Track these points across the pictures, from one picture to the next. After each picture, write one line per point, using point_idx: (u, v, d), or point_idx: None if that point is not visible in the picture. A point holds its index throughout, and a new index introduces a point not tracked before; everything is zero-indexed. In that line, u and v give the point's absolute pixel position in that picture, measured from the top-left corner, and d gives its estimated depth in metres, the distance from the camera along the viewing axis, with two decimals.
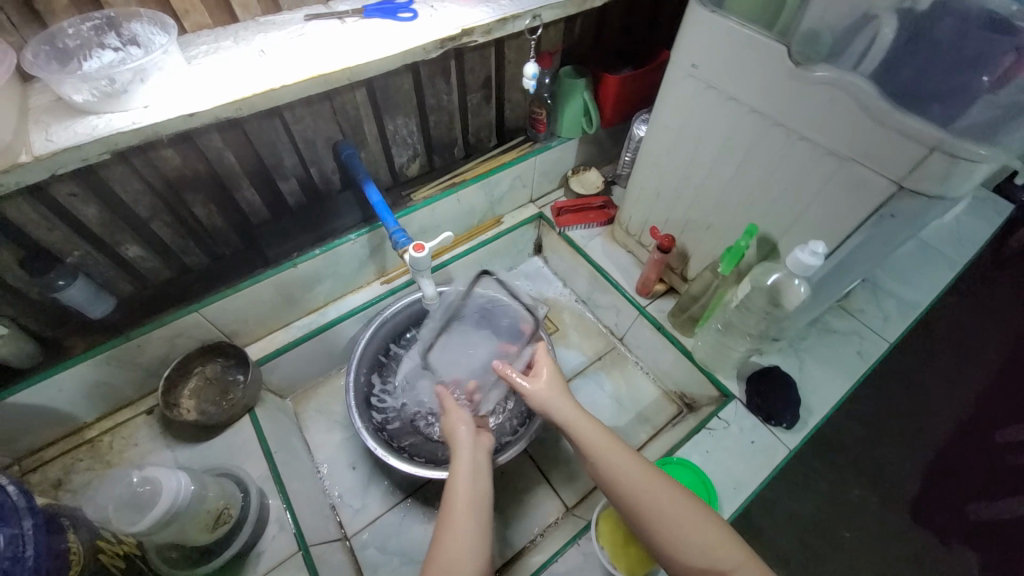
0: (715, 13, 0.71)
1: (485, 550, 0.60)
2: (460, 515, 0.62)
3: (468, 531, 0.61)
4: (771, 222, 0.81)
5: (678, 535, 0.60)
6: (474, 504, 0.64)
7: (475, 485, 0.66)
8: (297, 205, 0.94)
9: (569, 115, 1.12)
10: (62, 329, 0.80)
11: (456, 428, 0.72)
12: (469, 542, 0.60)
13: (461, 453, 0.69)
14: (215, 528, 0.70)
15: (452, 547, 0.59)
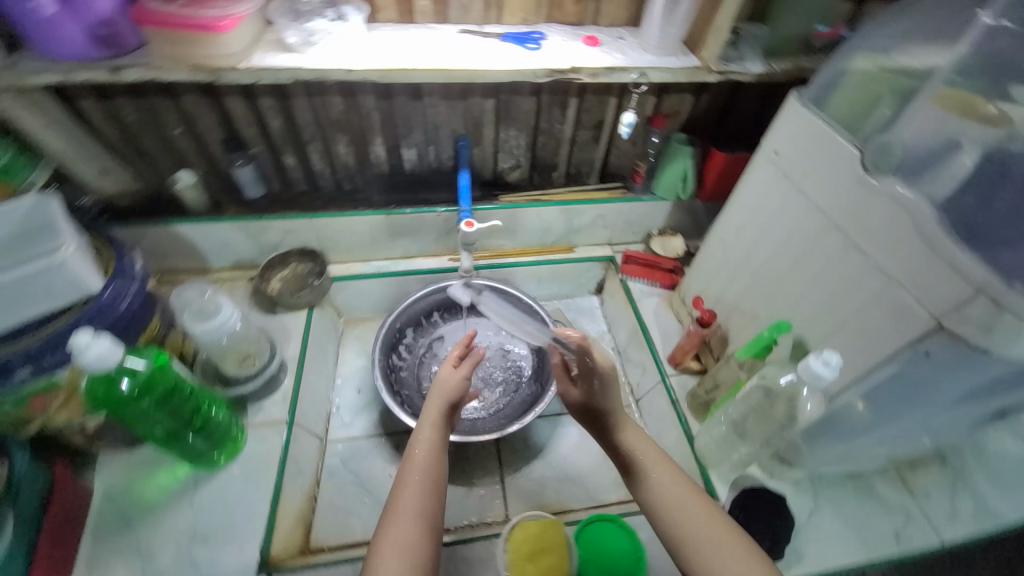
0: (806, 107, 0.72)
1: (433, 526, 0.61)
2: (416, 481, 0.64)
3: (420, 502, 0.62)
4: (808, 326, 0.76)
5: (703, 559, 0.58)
6: (433, 471, 0.66)
7: (437, 462, 0.67)
8: (410, 171, 1.15)
9: (667, 177, 1.18)
10: (227, 197, 1.11)
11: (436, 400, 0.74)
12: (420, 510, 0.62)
13: (427, 429, 0.71)
14: (239, 365, 0.89)
15: (403, 514, 0.61)
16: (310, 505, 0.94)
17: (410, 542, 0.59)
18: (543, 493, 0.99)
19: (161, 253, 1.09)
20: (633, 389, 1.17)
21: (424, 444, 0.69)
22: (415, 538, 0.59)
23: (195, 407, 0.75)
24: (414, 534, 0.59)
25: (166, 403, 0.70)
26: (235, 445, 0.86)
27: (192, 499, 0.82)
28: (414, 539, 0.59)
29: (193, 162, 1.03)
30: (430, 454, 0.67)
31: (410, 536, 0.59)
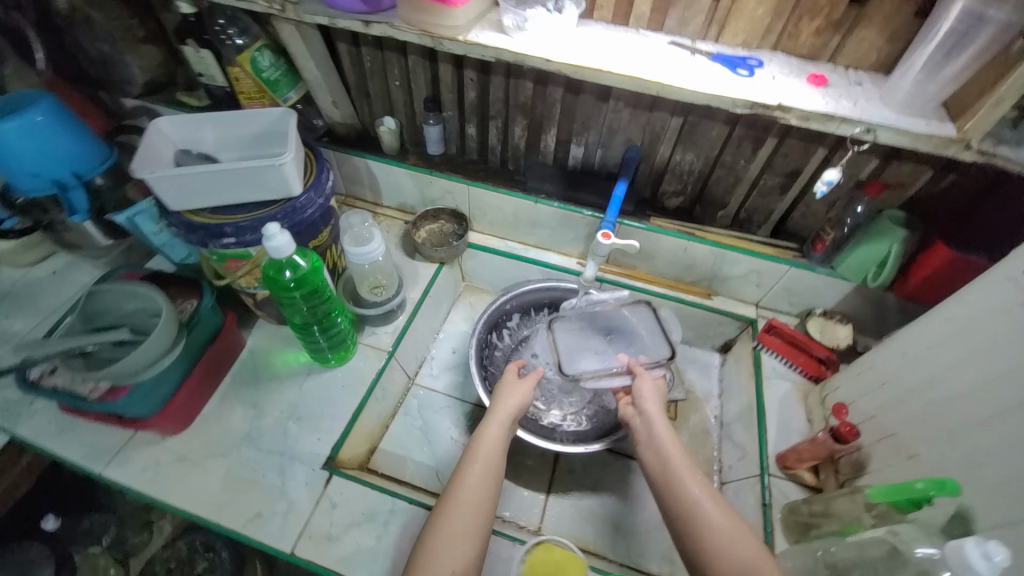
0: None
1: (485, 519, 0.70)
2: (473, 472, 0.74)
3: (476, 494, 0.71)
4: (984, 505, 0.58)
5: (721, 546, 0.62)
6: (491, 467, 0.75)
7: (494, 461, 0.76)
8: (573, 169, 1.16)
9: (858, 256, 0.98)
10: (413, 147, 1.25)
11: (499, 406, 0.84)
12: (476, 500, 0.71)
13: (489, 427, 0.81)
14: (371, 291, 1.02)
15: (461, 501, 0.71)
16: (381, 430, 1.05)
17: (465, 529, 0.68)
18: (582, 524, 0.96)
19: (351, 179, 1.30)
20: (721, 469, 1.04)
21: (484, 442, 0.78)
22: (468, 525, 0.68)
23: (324, 310, 0.89)
24: (467, 522, 0.69)
25: (307, 298, 0.84)
26: (344, 355, 1.00)
27: (302, 383, 0.97)
28: (467, 525, 0.68)
29: (398, 111, 1.18)
30: (489, 452, 0.77)
31: (466, 518, 0.69)
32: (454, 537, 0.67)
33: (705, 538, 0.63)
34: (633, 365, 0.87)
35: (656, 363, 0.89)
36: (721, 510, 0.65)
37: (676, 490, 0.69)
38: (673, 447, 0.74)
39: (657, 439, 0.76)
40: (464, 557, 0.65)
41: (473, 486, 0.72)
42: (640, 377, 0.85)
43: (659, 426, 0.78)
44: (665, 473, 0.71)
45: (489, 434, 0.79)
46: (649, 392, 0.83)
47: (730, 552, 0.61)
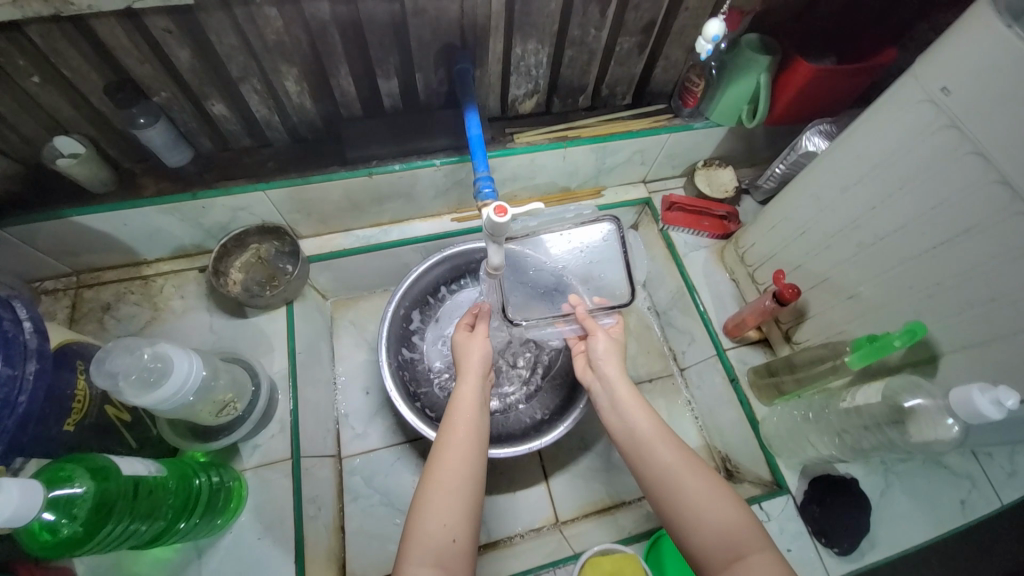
0: (1012, 29, 0.49)
1: (474, 478, 0.59)
2: (455, 433, 0.62)
3: (463, 451, 0.60)
4: (946, 326, 0.63)
5: (702, 515, 0.54)
6: (475, 427, 0.63)
7: (478, 412, 0.65)
8: (392, 110, 0.84)
9: (729, 100, 0.90)
10: (139, 165, 0.80)
11: (467, 356, 0.71)
12: (465, 455, 0.60)
13: (466, 380, 0.68)
14: (218, 416, 0.70)
15: (444, 461, 0.59)
16: (338, 537, 0.84)
17: (453, 486, 0.57)
18: (590, 486, 0.92)
19: (69, 252, 0.81)
20: (676, 357, 1.05)
21: (461, 401, 0.66)
22: (455, 481, 0.58)
23: (167, 498, 0.58)
24: (455, 481, 0.58)
25: (133, 515, 0.53)
26: (237, 501, 0.72)
27: (201, 570, 0.69)
28: (455, 486, 0.58)
29: (71, 122, 0.71)
30: (471, 405, 0.65)
31: (451, 493, 0.57)
32: (441, 494, 0.57)
33: (680, 497, 0.56)
34: (583, 316, 0.72)
35: (613, 309, 0.74)
36: (702, 474, 0.58)
37: (648, 454, 0.60)
38: (641, 410, 0.64)
39: (621, 403, 0.66)
40: (453, 516, 0.56)
41: (458, 443, 0.61)
42: (595, 331, 0.71)
43: (622, 390, 0.67)
44: (634, 442, 0.62)
45: (466, 389, 0.67)
46: (606, 352, 0.70)
47: (707, 512, 0.54)
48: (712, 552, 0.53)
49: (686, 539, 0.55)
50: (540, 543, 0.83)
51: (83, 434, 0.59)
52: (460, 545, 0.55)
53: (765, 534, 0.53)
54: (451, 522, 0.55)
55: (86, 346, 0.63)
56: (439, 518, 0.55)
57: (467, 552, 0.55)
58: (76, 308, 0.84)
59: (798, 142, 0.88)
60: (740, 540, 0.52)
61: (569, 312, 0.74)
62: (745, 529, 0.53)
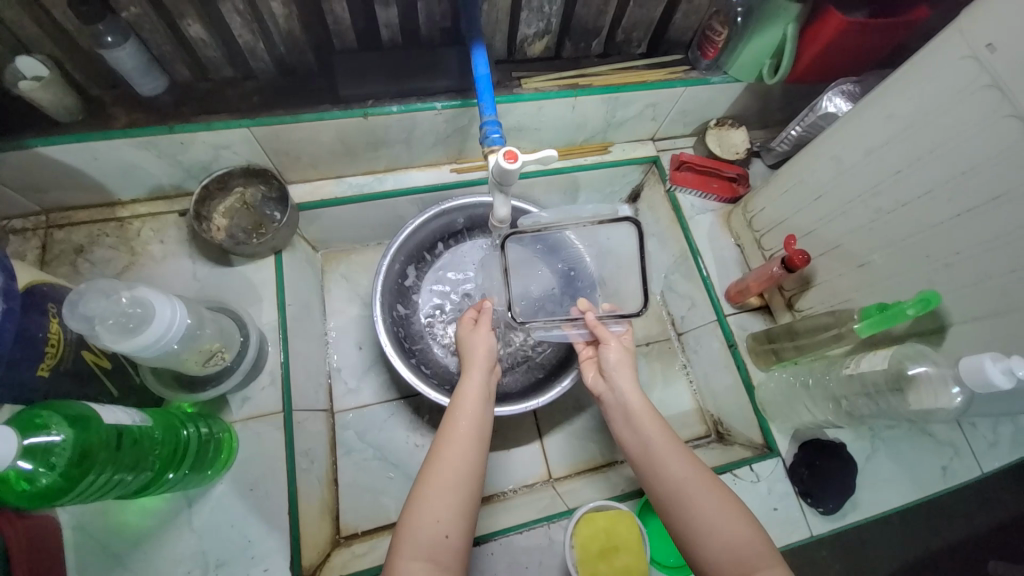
0: None
1: (474, 475, 0.59)
2: (458, 427, 0.61)
3: (464, 446, 0.60)
4: (959, 297, 0.63)
5: (712, 530, 0.54)
6: (478, 423, 0.63)
7: (481, 407, 0.64)
8: (390, 43, 0.77)
9: (751, 53, 0.85)
10: (109, 93, 0.73)
11: (473, 350, 0.70)
12: (467, 449, 0.60)
13: (472, 375, 0.67)
14: (205, 366, 0.66)
15: (445, 455, 0.59)
16: (331, 489, 0.83)
17: (454, 481, 0.57)
18: (584, 445, 0.93)
19: (35, 187, 0.74)
20: (674, 322, 1.04)
21: (465, 396, 0.65)
22: (455, 477, 0.57)
23: (154, 451, 0.56)
24: (454, 476, 0.57)
25: (115, 467, 0.51)
26: (228, 452, 0.70)
27: (191, 519, 0.68)
28: (453, 482, 0.57)
29: (30, 38, 0.64)
30: (474, 400, 0.64)
31: (453, 489, 0.56)
32: (440, 490, 0.56)
33: (690, 507, 0.56)
34: (593, 324, 0.70)
35: (624, 317, 0.72)
36: (710, 483, 0.58)
37: (659, 469, 0.60)
38: (656, 424, 0.64)
39: (634, 416, 0.65)
40: (449, 511, 0.55)
41: (460, 437, 0.61)
42: (606, 339, 0.70)
43: (636, 402, 0.66)
44: (644, 454, 0.62)
45: (471, 386, 0.66)
46: (620, 361, 0.69)
47: (715, 523, 0.55)
48: (720, 566, 0.52)
49: (693, 551, 0.55)
50: (533, 499, 0.84)
51: (59, 381, 0.56)
52: (452, 543, 0.54)
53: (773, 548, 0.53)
54: (447, 517, 0.55)
55: (57, 288, 0.59)
56: (437, 512, 0.55)
57: (461, 549, 0.55)
58: (47, 250, 0.78)
59: (817, 102, 0.83)
60: (752, 555, 0.52)
61: (578, 317, 0.72)
62: (754, 542, 0.53)
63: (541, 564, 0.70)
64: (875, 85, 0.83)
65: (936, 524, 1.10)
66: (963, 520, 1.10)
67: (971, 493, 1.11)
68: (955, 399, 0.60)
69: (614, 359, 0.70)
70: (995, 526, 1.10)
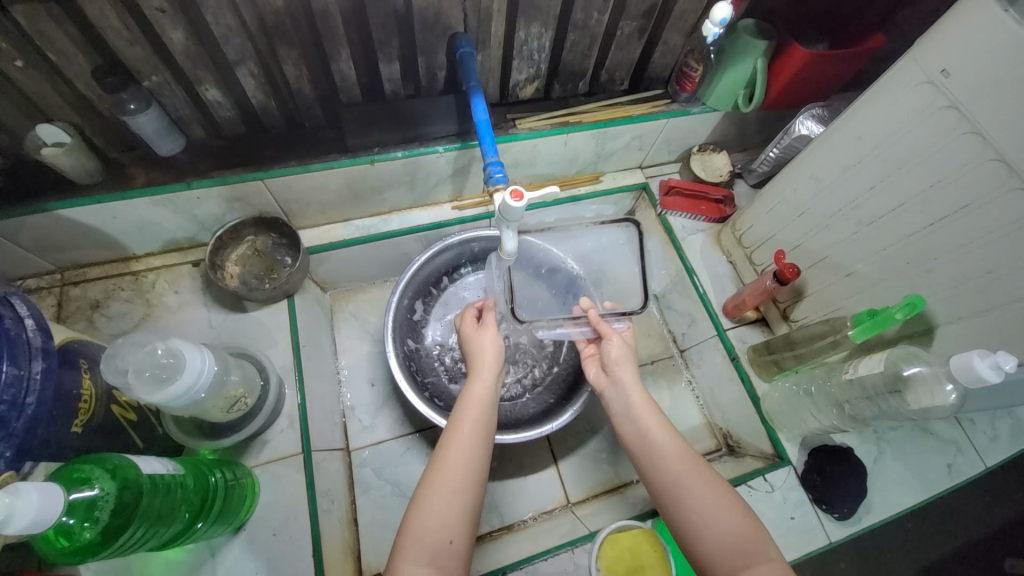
0: (1008, 12, 0.51)
1: (476, 480, 0.59)
2: (463, 430, 0.62)
3: (469, 448, 0.61)
4: (942, 299, 0.67)
5: (712, 528, 0.56)
6: (483, 425, 0.63)
7: (486, 410, 0.65)
8: (392, 94, 0.82)
9: (725, 86, 0.92)
10: (127, 154, 0.77)
11: (478, 352, 0.71)
12: (473, 452, 0.61)
13: (479, 375, 0.68)
14: (229, 412, 0.68)
15: (448, 460, 0.60)
16: (352, 529, 0.83)
17: (455, 485, 0.58)
18: (599, 467, 0.95)
19: (53, 247, 0.77)
20: (676, 339, 1.07)
21: (471, 399, 0.65)
22: (461, 480, 0.58)
23: (186, 500, 0.57)
24: (459, 479, 0.58)
25: (151, 518, 0.52)
26: (252, 497, 0.70)
27: (215, 569, 0.67)
28: (457, 485, 0.58)
29: (55, 109, 0.68)
30: (480, 402, 0.65)
31: (454, 494, 0.57)
32: (445, 493, 0.57)
33: (689, 502, 0.58)
34: (596, 320, 0.74)
35: (624, 313, 0.75)
36: (708, 477, 0.60)
37: (660, 464, 0.62)
38: (658, 419, 0.66)
39: (636, 411, 0.67)
40: (451, 516, 0.56)
41: (465, 439, 0.61)
42: (608, 337, 0.74)
43: (637, 398, 0.68)
44: (644, 449, 0.64)
45: (477, 389, 0.67)
46: (621, 358, 0.72)
47: (711, 519, 0.57)
48: (717, 560, 0.54)
49: (690, 542, 0.57)
50: (554, 526, 0.84)
51: (89, 436, 0.57)
52: (456, 547, 0.55)
53: (770, 541, 0.55)
54: (452, 521, 0.56)
55: (86, 345, 0.60)
56: (443, 517, 0.56)
57: (464, 551, 0.55)
58: (63, 306, 0.79)
59: (791, 127, 0.90)
60: (749, 549, 0.54)
61: (581, 315, 0.76)
62: (751, 537, 0.55)
63: None
64: (842, 108, 0.90)
65: (948, 523, 1.12)
66: (975, 518, 1.12)
67: (979, 491, 1.13)
68: (950, 396, 0.64)
69: (617, 355, 0.73)
70: (1008, 523, 1.11)
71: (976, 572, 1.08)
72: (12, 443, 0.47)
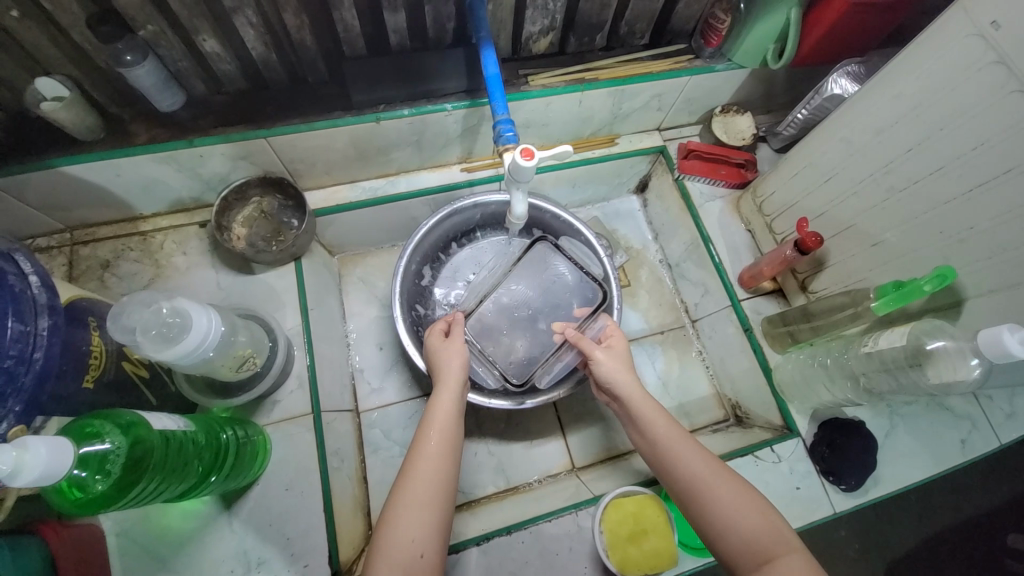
0: None
1: (446, 491, 0.59)
2: (430, 442, 0.62)
3: (437, 461, 0.60)
4: (974, 270, 0.64)
5: (729, 522, 0.56)
6: (448, 436, 0.63)
7: (454, 418, 0.65)
8: (398, 47, 0.78)
9: (754, 39, 0.85)
10: (128, 110, 0.75)
11: (446, 362, 0.70)
12: (439, 463, 0.60)
13: (445, 386, 0.67)
14: (238, 371, 0.69)
15: (416, 471, 0.59)
16: (361, 487, 0.86)
17: (426, 497, 0.57)
18: (605, 434, 0.95)
19: (61, 205, 0.76)
20: (688, 309, 1.05)
21: (438, 408, 0.64)
22: (429, 493, 0.58)
23: (197, 456, 0.58)
24: (428, 492, 0.58)
25: (162, 473, 0.53)
26: (263, 454, 0.72)
27: (231, 521, 0.70)
28: (428, 498, 0.58)
29: (52, 61, 0.66)
30: (445, 411, 0.64)
31: (423, 506, 0.57)
32: (415, 505, 0.57)
33: (706, 501, 0.57)
34: (576, 339, 0.73)
35: (598, 312, 0.77)
36: (722, 476, 0.59)
37: (672, 466, 0.61)
38: (666, 425, 0.64)
39: (640, 417, 0.65)
40: (422, 529, 0.56)
41: (431, 450, 0.61)
42: (592, 352, 0.71)
43: (642, 404, 0.66)
44: (654, 450, 0.63)
45: (444, 396, 0.66)
46: (614, 369, 0.69)
47: (731, 518, 0.56)
48: (738, 557, 0.54)
49: (709, 538, 0.57)
50: (558, 489, 0.86)
51: (101, 392, 0.58)
52: (428, 561, 0.55)
53: (792, 534, 0.55)
54: (421, 535, 0.56)
55: (94, 303, 0.61)
56: (414, 528, 0.56)
57: (439, 559, 0.56)
58: (74, 266, 0.79)
59: (823, 85, 0.84)
60: (773, 545, 0.53)
61: (562, 338, 0.76)
62: (771, 534, 0.54)
63: (572, 550, 0.72)
64: (880, 64, 0.83)
65: (956, 496, 1.11)
66: (982, 491, 1.11)
67: (990, 466, 1.12)
68: (974, 370, 0.62)
69: (613, 362, 0.70)
70: (1016, 497, 1.10)
71: (979, 544, 1.08)
72: (22, 398, 0.48)
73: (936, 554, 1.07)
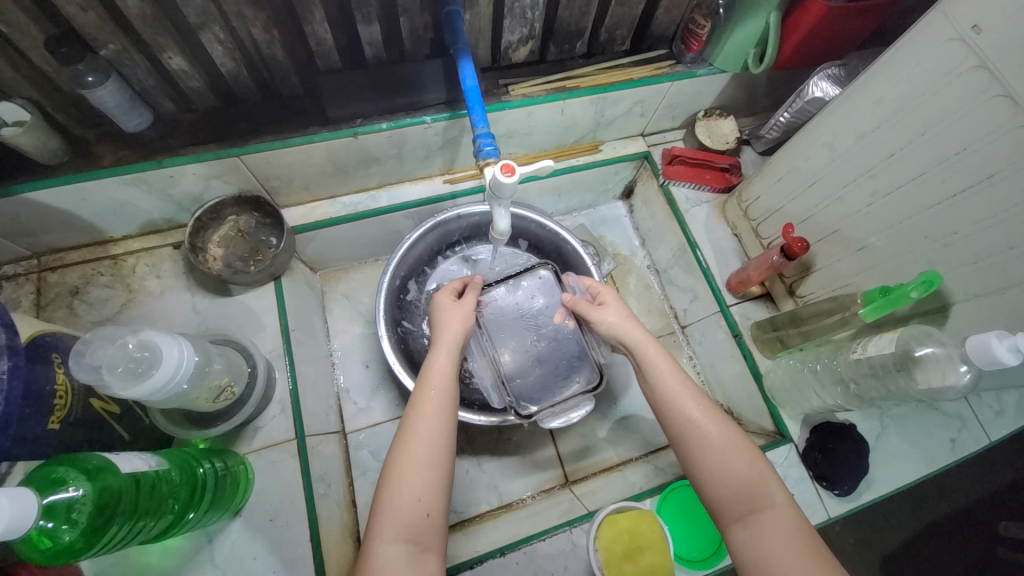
0: None
1: (447, 450, 0.57)
2: (430, 402, 0.59)
3: (437, 421, 0.58)
4: (958, 274, 0.64)
5: (725, 481, 0.55)
6: (450, 394, 0.60)
7: (452, 378, 0.62)
8: (374, 59, 0.76)
9: (735, 44, 0.84)
10: (93, 131, 0.72)
11: (443, 327, 0.68)
12: (438, 425, 0.58)
13: (439, 349, 0.65)
14: (216, 402, 0.66)
15: (415, 432, 0.57)
16: (350, 511, 0.83)
17: (426, 459, 0.55)
18: (598, 445, 0.94)
19: (24, 232, 0.73)
20: (677, 315, 1.04)
21: (435, 371, 0.62)
22: (430, 454, 0.56)
23: (170, 491, 0.56)
24: (429, 452, 0.56)
25: (134, 514, 0.50)
26: (245, 483, 0.69)
27: (214, 555, 0.67)
28: (430, 457, 0.55)
29: (9, 84, 0.63)
30: (443, 374, 0.62)
31: (424, 469, 0.55)
32: (415, 468, 0.55)
33: (706, 463, 0.56)
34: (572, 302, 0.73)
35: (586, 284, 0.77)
36: (721, 423, 0.57)
37: (670, 419, 0.59)
38: (669, 367, 0.62)
39: (642, 366, 0.63)
40: (425, 490, 0.54)
41: (431, 413, 0.58)
42: (587, 312, 0.71)
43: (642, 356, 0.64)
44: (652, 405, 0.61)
45: (440, 357, 0.64)
46: (614, 321, 0.68)
47: (726, 480, 0.55)
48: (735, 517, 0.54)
49: (702, 488, 0.56)
50: (552, 505, 0.84)
51: (70, 432, 0.56)
52: (433, 518, 0.54)
53: (781, 485, 0.55)
54: (424, 497, 0.54)
55: (61, 338, 0.58)
56: (414, 491, 0.54)
57: (440, 524, 0.54)
58: (41, 294, 0.76)
59: (804, 88, 0.84)
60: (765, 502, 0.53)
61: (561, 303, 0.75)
62: (765, 487, 0.54)
63: (567, 569, 0.71)
64: (860, 67, 0.84)
65: (947, 491, 1.12)
66: (973, 486, 1.12)
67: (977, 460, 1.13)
68: (964, 376, 0.61)
69: (613, 315, 0.69)
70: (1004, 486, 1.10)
71: (973, 539, 1.08)
72: None
73: (929, 549, 1.08)
